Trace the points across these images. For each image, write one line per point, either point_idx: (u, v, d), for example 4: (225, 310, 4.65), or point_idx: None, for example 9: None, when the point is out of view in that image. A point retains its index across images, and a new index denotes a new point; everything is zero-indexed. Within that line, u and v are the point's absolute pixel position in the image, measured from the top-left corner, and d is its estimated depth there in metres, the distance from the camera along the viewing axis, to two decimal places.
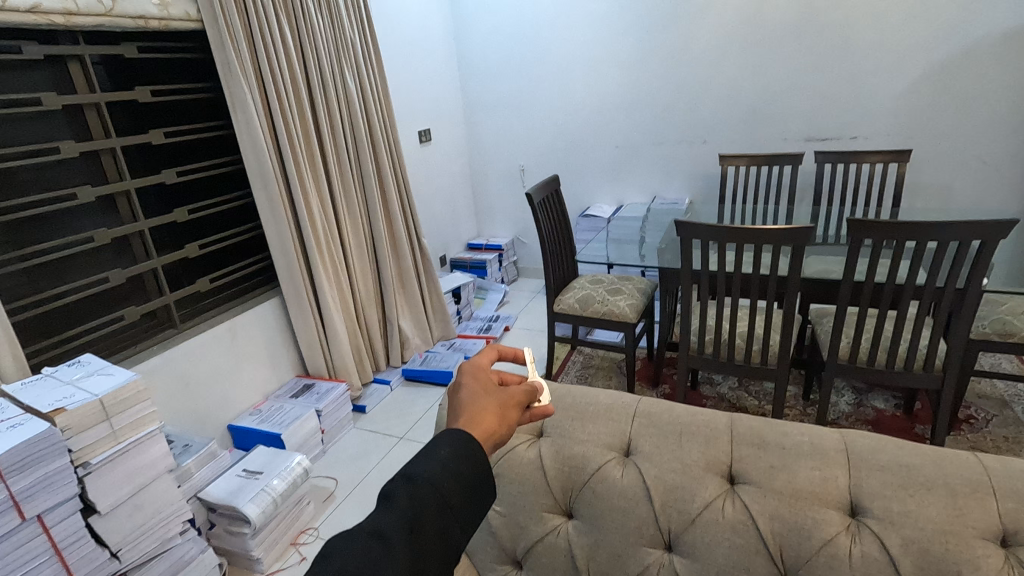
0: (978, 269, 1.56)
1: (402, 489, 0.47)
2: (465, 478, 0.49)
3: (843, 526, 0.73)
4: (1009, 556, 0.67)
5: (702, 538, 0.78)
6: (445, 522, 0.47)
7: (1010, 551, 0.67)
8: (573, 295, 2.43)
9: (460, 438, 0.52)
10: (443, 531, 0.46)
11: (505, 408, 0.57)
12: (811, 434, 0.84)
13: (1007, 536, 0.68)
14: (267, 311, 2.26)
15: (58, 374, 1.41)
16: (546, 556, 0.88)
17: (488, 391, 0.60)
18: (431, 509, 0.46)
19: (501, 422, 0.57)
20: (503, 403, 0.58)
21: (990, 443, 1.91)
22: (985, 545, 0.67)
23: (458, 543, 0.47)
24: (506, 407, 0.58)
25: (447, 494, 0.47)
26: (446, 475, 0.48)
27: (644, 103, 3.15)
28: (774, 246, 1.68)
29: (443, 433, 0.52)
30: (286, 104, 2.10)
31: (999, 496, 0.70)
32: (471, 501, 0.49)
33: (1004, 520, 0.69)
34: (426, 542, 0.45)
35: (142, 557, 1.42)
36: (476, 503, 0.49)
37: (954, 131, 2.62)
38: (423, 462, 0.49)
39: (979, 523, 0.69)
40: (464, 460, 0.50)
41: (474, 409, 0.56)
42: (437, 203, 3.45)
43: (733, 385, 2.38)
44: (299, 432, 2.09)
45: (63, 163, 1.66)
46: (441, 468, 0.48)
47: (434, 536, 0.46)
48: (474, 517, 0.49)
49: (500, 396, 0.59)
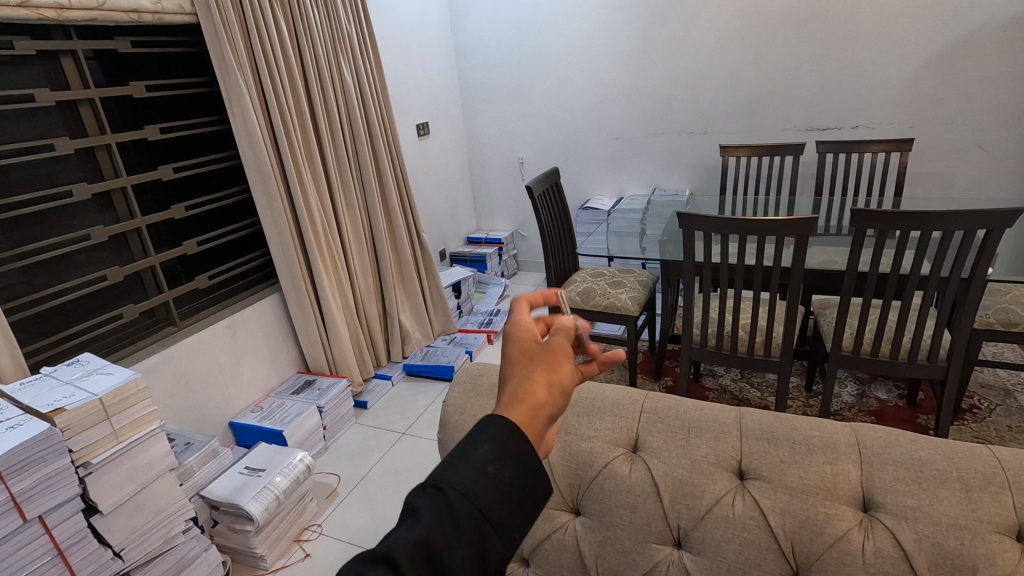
0: (983, 257, 1.54)
1: None
2: (511, 491, 0.43)
3: (855, 521, 0.72)
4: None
5: (712, 534, 0.77)
6: (484, 536, 0.40)
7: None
8: (574, 288, 2.42)
9: (501, 430, 0.45)
10: (479, 540, 0.40)
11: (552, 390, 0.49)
12: (821, 428, 0.82)
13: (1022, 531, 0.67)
14: (267, 307, 2.25)
15: (57, 373, 1.39)
16: (553, 553, 0.87)
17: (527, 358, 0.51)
18: (465, 522, 0.40)
19: (550, 386, 0.49)
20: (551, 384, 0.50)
21: (993, 433, 1.91)
22: (1001, 540, 0.66)
23: (499, 561, 0.41)
24: (553, 371, 0.50)
25: (482, 504, 0.41)
26: (483, 482, 0.42)
27: (643, 92, 3.12)
28: (777, 237, 1.66)
29: (481, 426, 0.45)
30: (282, 98, 2.08)
31: (1013, 490, 0.69)
32: (514, 510, 0.43)
33: (1019, 515, 0.68)
34: (463, 558, 0.39)
35: (144, 557, 1.41)
36: (520, 510, 0.43)
37: (956, 119, 2.60)
38: (458, 469, 0.42)
39: (994, 518, 0.68)
40: (515, 477, 0.43)
41: (515, 388, 0.49)
42: (435, 196, 3.43)
43: (736, 376, 2.38)
44: (301, 428, 2.09)
45: (58, 161, 1.63)
46: (489, 485, 0.42)
47: (471, 556, 0.39)
48: (519, 524, 0.43)
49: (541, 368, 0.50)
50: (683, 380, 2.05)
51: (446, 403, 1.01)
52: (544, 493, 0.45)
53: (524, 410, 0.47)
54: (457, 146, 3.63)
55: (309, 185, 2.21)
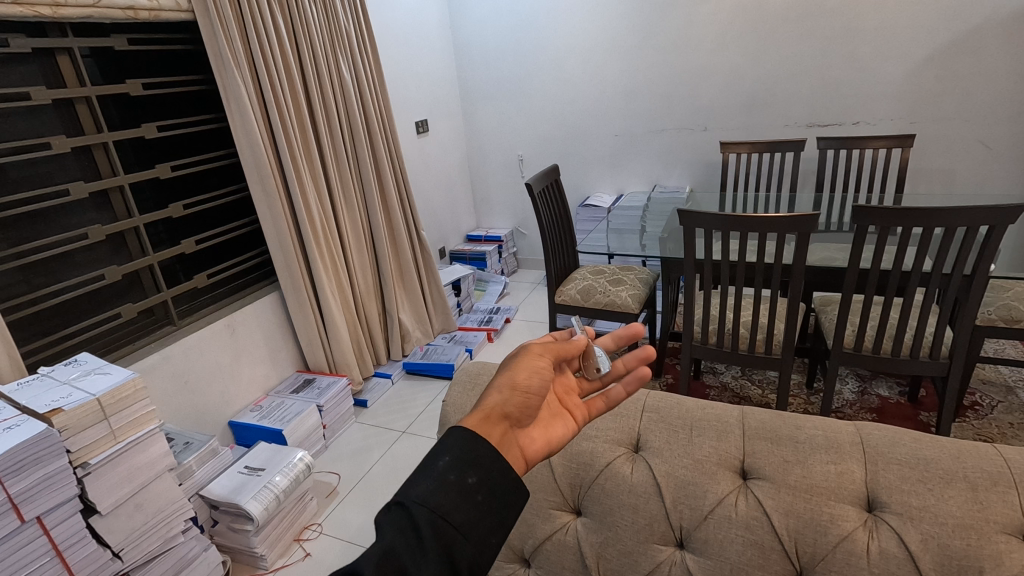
0: (986, 254, 1.53)
1: (396, 516, 0.43)
2: (477, 499, 0.44)
3: (859, 520, 0.68)
4: None
5: (714, 535, 0.72)
6: (450, 540, 0.42)
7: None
8: (574, 286, 2.41)
9: (466, 440, 0.47)
10: (447, 550, 0.42)
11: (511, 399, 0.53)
12: (826, 427, 0.77)
13: None
14: (266, 306, 2.24)
15: (55, 373, 1.38)
16: (554, 554, 0.82)
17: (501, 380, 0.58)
18: (431, 534, 0.42)
19: (511, 396, 0.53)
20: (513, 386, 0.54)
21: (995, 429, 1.90)
22: (1008, 540, 0.62)
23: (470, 562, 0.42)
24: (517, 384, 0.54)
25: (446, 510, 0.43)
26: (446, 491, 0.44)
27: (643, 90, 3.11)
28: (778, 235, 1.65)
29: (445, 438, 0.47)
30: (281, 96, 2.06)
31: (1021, 490, 0.65)
32: (484, 513, 0.44)
33: None
34: (430, 565, 0.40)
35: (144, 557, 1.41)
36: (492, 513, 0.45)
37: (957, 114, 2.59)
38: (422, 481, 0.44)
39: (1001, 518, 0.63)
40: (486, 488, 0.45)
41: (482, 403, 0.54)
42: (435, 194, 3.42)
43: (736, 374, 2.38)
44: (300, 428, 2.08)
45: (55, 159, 1.62)
46: (458, 497, 0.44)
47: (438, 561, 0.41)
48: (493, 527, 0.44)
49: (506, 374, 0.55)
50: (684, 377, 2.04)
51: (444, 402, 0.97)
52: (519, 498, 0.47)
53: (484, 414, 0.51)
54: (456, 144, 3.62)
55: (308, 184, 2.20)
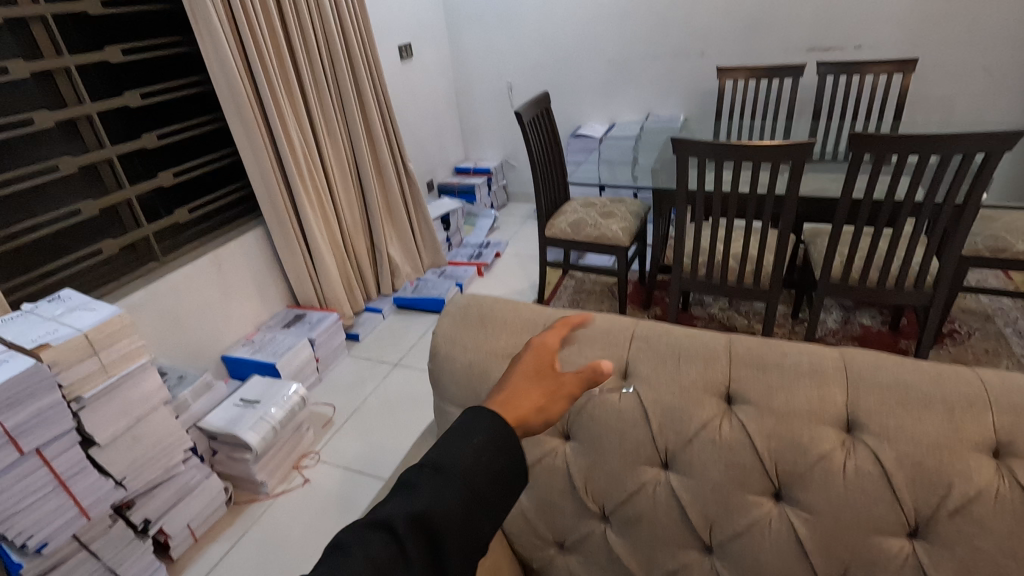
0: (979, 183, 1.52)
1: (424, 478, 0.48)
2: (498, 469, 0.49)
3: (838, 442, 0.69)
4: (1002, 466, 0.64)
5: (698, 456, 0.74)
6: (475, 513, 0.47)
7: (1003, 463, 0.65)
8: (565, 219, 2.37)
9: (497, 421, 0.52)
10: (471, 520, 0.47)
11: (545, 402, 0.54)
12: (811, 352, 0.77)
13: (1001, 447, 0.65)
14: (250, 242, 2.19)
15: (38, 310, 1.36)
16: (542, 479, 0.84)
17: (544, 376, 0.57)
18: (461, 507, 0.46)
19: (543, 411, 0.54)
20: (546, 396, 0.55)
21: (971, 355, 1.97)
22: (979, 456, 0.65)
23: (485, 538, 0.47)
24: (551, 397, 0.55)
25: (475, 488, 0.48)
26: (477, 466, 0.48)
27: (638, 12, 2.95)
28: (772, 164, 1.62)
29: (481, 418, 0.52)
30: (253, 17, 1.93)
31: (996, 409, 0.66)
32: (502, 491, 0.49)
33: (999, 433, 0.65)
34: (454, 536, 0.45)
35: (146, 485, 1.45)
36: (506, 493, 0.50)
37: (963, 37, 2.49)
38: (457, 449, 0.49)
39: (974, 436, 0.66)
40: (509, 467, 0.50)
41: (512, 394, 0.55)
42: (421, 125, 3.29)
43: (724, 306, 2.41)
44: (293, 361, 2.11)
45: (16, 86, 1.53)
46: (485, 472, 0.48)
47: (462, 530, 0.46)
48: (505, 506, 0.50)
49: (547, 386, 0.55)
50: (673, 310, 2.06)
51: (435, 334, 0.94)
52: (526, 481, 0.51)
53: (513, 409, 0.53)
54: (442, 71, 3.45)
55: (287, 113, 2.11)
